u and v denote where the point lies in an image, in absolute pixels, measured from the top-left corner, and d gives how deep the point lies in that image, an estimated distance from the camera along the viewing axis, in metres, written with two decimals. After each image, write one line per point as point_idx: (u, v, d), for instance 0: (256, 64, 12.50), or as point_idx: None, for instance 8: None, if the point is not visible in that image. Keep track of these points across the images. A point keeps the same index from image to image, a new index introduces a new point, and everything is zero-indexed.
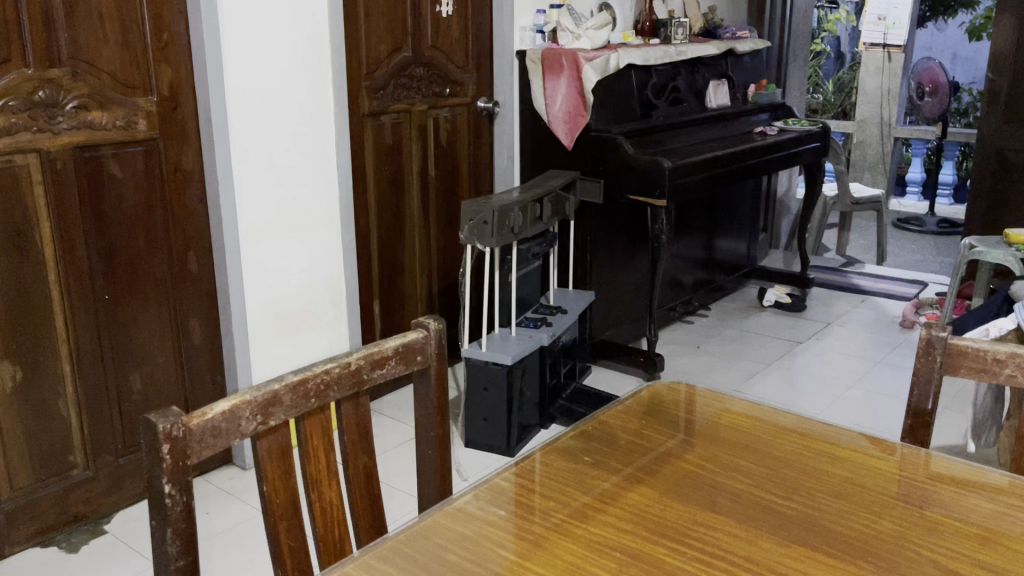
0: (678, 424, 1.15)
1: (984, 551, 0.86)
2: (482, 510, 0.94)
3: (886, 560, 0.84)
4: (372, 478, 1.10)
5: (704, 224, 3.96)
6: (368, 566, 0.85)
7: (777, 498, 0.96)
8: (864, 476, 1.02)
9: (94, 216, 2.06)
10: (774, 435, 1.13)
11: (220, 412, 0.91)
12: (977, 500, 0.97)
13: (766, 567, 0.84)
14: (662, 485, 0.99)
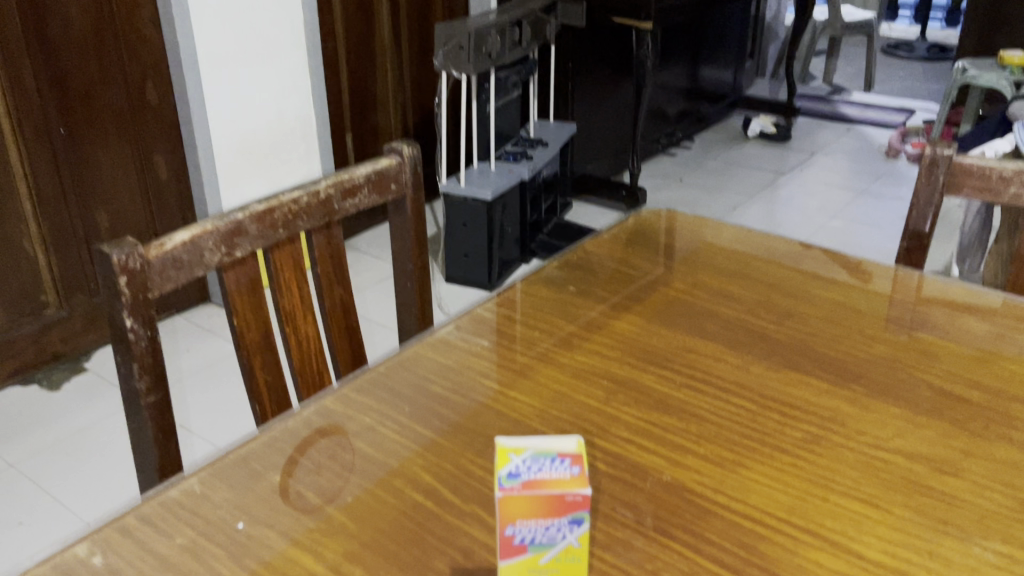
0: (666, 252, 1.10)
1: (979, 370, 0.84)
2: (465, 341, 0.91)
3: (880, 382, 0.82)
4: (349, 312, 1.05)
5: (690, 50, 3.79)
6: (347, 398, 0.82)
7: (768, 323, 0.93)
8: (857, 301, 0.99)
9: (39, 41, 1.90)
10: (765, 261, 1.09)
11: (180, 242, 0.85)
12: (972, 321, 0.94)
13: (757, 392, 0.81)
14: (651, 313, 0.95)
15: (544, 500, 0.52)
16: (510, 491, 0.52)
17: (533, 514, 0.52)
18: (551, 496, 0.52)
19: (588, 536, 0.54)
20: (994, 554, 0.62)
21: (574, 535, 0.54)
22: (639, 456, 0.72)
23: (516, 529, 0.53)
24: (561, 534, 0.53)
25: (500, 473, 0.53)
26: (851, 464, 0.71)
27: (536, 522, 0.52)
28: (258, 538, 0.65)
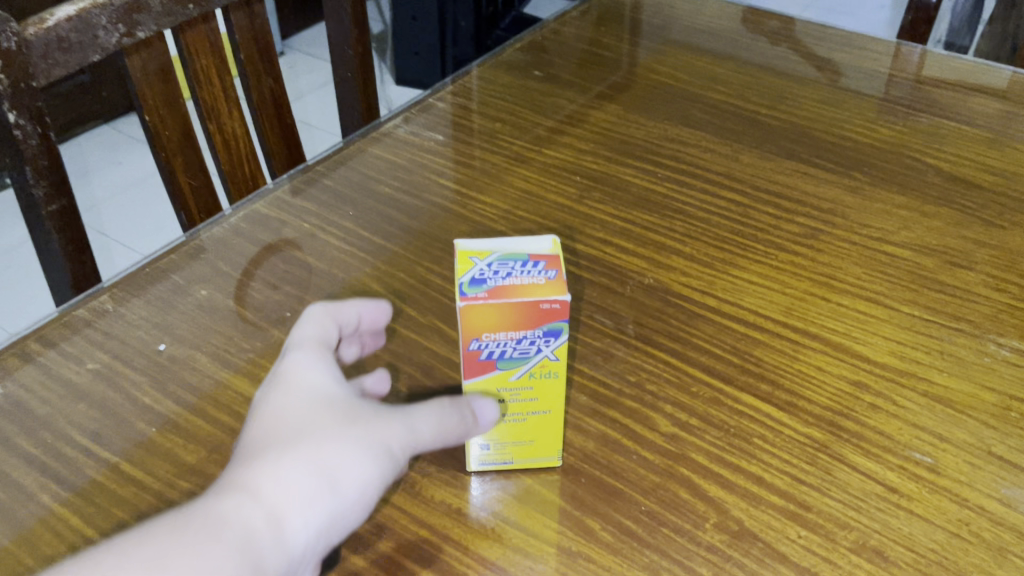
0: (642, 31, 0.97)
1: (991, 155, 0.75)
2: (416, 136, 0.79)
3: (884, 171, 0.73)
4: (282, 106, 0.92)
5: None
6: (282, 202, 0.71)
7: (759, 108, 0.83)
8: (854, 81, 0.88)
9: None
10: (754, 39, 0.96)
11: (65, 17, 0.70)
12: (982, 101, 0.84)
13: (748, 184, 0.72)
14: (627, 101, 0.84)
15: (517, 308, 0.43)
16: (473, 299, 0.43)
17: (501, 324, 0.44)
18: (523, 303, 0.43)
19: (567, 350, 0.46)
20: (1010, 352, 0.56)
21: (550, 349, 0.45)
22: (617, 258, 0.64)
23: (481, 341, 0.44)
24: (534, 348, 0.45)
25: (459, 279, 0.44)
26: (854, 260, 0.64)
27: (504, 334, 0.44)
28: (183, 360, 0.57)
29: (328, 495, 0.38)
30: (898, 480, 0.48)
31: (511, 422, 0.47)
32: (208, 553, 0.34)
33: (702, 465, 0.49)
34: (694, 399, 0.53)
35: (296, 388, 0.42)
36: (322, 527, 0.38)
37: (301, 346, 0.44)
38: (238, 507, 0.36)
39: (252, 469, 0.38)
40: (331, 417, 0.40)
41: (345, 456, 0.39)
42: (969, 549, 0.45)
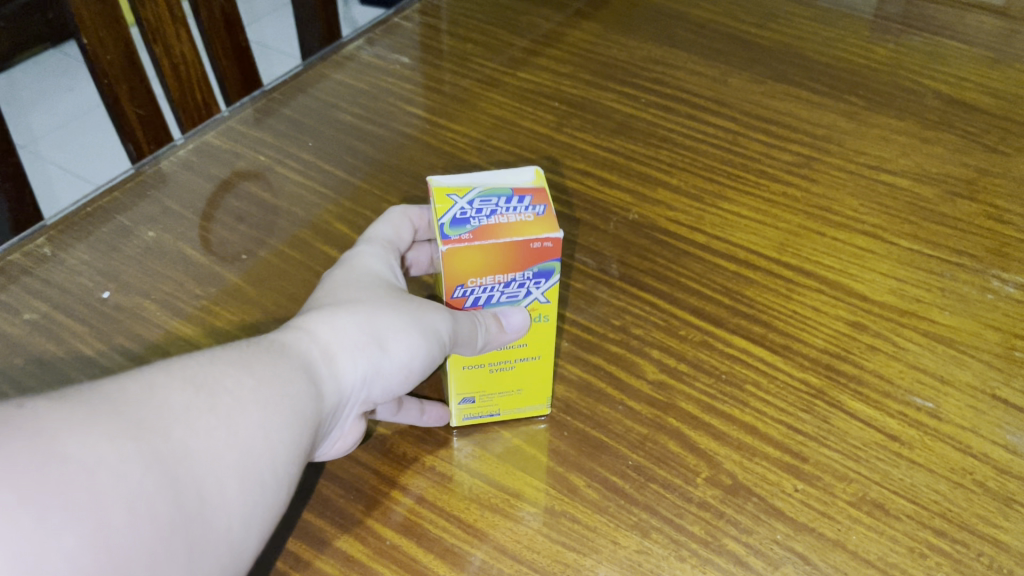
0: None
1: (993, 76, 0.71)
2: (380, 59, 0.73)
3: (881, 95, 0.69)
4: (234, 26, 0.85)
5: None
6: (236, 133, 0.65)
7: (748, 27, 0.77)
8: None
9: None
10: None
11: None
12: (981, 17, 0.80)
13: (738, 109, 0.67)
14: (607, 19, 0.78)
15: (505, 251, 0.40)
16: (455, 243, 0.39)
17: (488, 269, 0.41)
18: (513, 245, 0.40)
19: (559, 291, 0.43)
20: (1014, 288, 0.53)
21: (542, 291, 0.43)
22: (599, 192, 0.60)
23: (466, 287, 0.42)
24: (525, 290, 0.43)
25: (440, 220, 0.41)
26: (851, 190, 0.60)
27: (491, 278, 0.42)
28: (130, 309, 0.52)
29: (381, 351, 0.40)
30: (898, 428, 0.45)
31: (499, 370, 0.45)
32: (281, 360, 0.36)
33: (691, 414, 0.46)
34: (683, 344, 0.49)
35: (363, 264, 0.44)
36: (373, 378, 0.40)
37: (369, 239, 0.47)
38: (307, 335, 0.38)
39: (321, 311, 0.40)
40: (388, 291, 0.42)
41: (401, 317, 0.41)
42: (974, 500, 0.42)
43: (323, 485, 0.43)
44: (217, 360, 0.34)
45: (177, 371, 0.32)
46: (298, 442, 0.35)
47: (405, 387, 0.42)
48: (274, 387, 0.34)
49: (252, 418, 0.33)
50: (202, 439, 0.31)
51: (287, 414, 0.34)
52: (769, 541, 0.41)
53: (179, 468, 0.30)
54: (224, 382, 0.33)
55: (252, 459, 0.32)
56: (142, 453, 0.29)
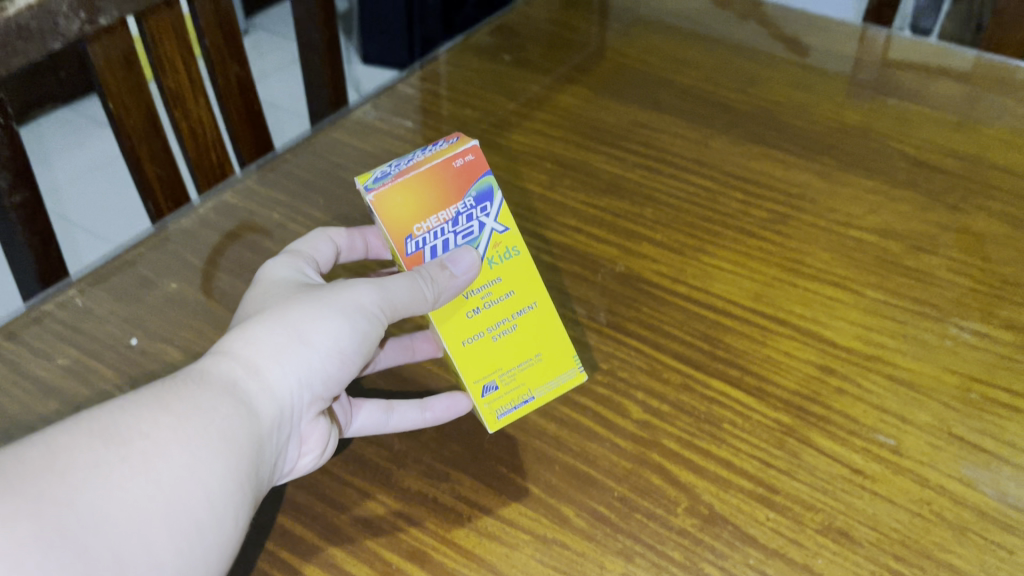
0: (609, 12, 0.97)
1: (956, 139, 0.76)
2: (385, 123, 0.79)
3: (850, 155, 0.74)
4: (248, 92, 0.91)
5: None
6: (251, 192, 0.70)
7: (728, 92, 0.83)
8: (823, 62, 0.89)
9: None
10: (722, 21, 0.96)
11: (25, 6, 0.68)
12: (946, 84, 0.85)
13: (717, 169, 0.72)
14: (597, 85, 0.84)
15: (432, 180, 0.48)
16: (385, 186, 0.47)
17: (427, 207, 0.48)
18: (436, 168, 0.48)
19: (500, 213, 0.51)
20: (971, 335, 0.57)
21: (493, 219, 0.51)
22: (588, 246, 0.64)
23: (416, 237, 0.49)
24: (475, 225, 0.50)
25: (365, 183, 0.48)
26: (821, 244, 0.65)
27: (436, 219, 0.49)
28: (155, 354, 0.56)
29: (306, 346, 0.45)
30: (862, 462, 0.49)
31: (500, 335, 0.52)
32: (200, 394, 0.40)
33: (673, 451, 0.50)
34: (666, 386, 0.54)
35: (275, 282, 0.49)
36: (304, 376, 0.45)
37: (286, 257, 0.52)
38: (226, 361, 0.43)
39: (238, 335, 0.45)
40: (301, 292, 0.48)
41: (314, 313, 0.46)
42: (930, 529, 0.46)
43: (334, 515, 0.47)
44: (130, 408, 0.38)
45: (84, 433, 0.36)
46: (227, 465, 0.39)
47: (347, 369, 0.47)
48: (191, 424, 0.39)
49: (171, 456, 0.37)
50: (118, 493, 0.35)
51: (210, 443, 0.39)
52: (742, 565, 0.44)
53: (94, 526, 0.34)
54: (138, 427, 0.37)
55: (178, 491, 0.37)
56: (47, 526, 0.33)
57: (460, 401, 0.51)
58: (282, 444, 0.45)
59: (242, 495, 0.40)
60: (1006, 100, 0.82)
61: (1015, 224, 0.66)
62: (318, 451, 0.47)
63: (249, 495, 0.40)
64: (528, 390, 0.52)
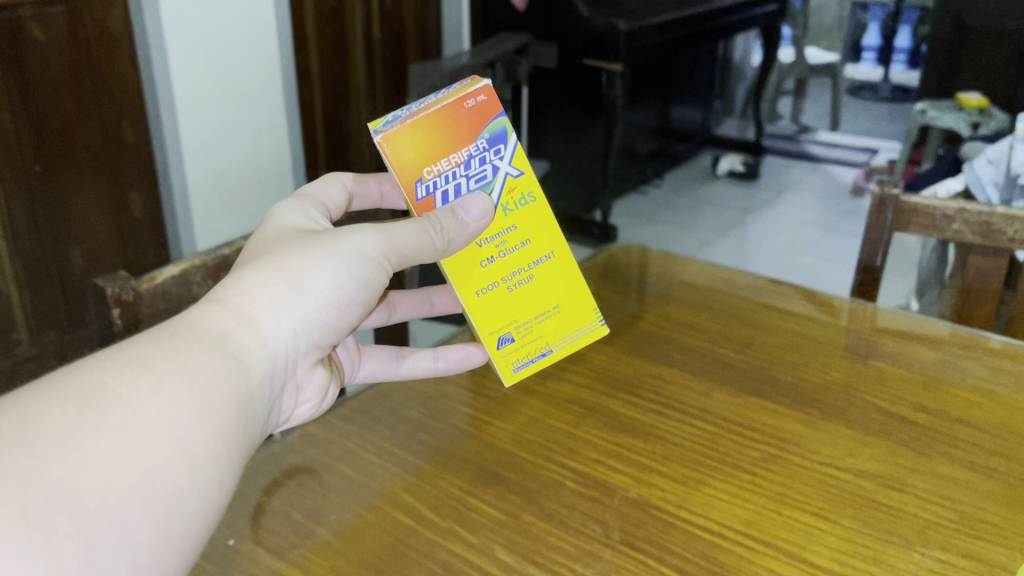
0: (634, 285, 1.16)
1: (925, 395, 0.89)
2: (442, 369, 0.96)
3: (831, 407, 0.87)
4: None
5: (659, 89, 3.83)
6: (329, 424, 0.86)
7: (730, 352, 0.98)
8: (811, 326, 1.05)
9: (20, 84, 1.98)
10: (723, 288, 1.15)
11: (170, 275, 0.88)
12: (921, 349, 0.99)
13: (718, 416, 0.86)
14: (623, 346, 1.00)
15: (442, 126, 0.74)
16: (394, 129, 0.73)
17: (437, 157, 0.74)
18: (446, 109, 0.74)
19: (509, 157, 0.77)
20: (934, 561, 0.67)
21: (508, 163, 0.77)
22: (608, 475, 0.77)
23: (426, 182, 0.74)
24: (480, 168, 0.76)
25: (378, 127, 0.73)
26: (805, 480, 0.76)
27: (447, 162, 0.75)
28: (247, 553, 0.69)
29: (298, 292, 0.62)
30: None
31: (514, 285, 0.78)
32: (187, 352, 0.54)
33: None
34: None
35: (272, 240, 0.67)
36: (294, 317, 0.62)
37: (279, 211, 0.71)
38: (218, 317, 0.58)
39: (232, 289, 0.60)
40: (297, 242, 0.65)
41: (311, 262, 0.64)
42: None
43: None
44: (108, 376, 0.50)
45: (60, 400, 0.47)
46: (198, 426, 0.52)
47: (344, 302, 0.66)
48: (164, 391, 0.51)
49: (142, 425, 0.49)
50: (91, 467, 0.46)
51: (181, 407, 0.51)
52: None
53: (63, 502, 0.44)
54: (116, 394, 0.49)
55: (148, 457, 0.48)
56: (15, 508, 0.42)
57: (467, 354, 0.88)
58: (279, 364, 0.61)
59: (213, 453, 0.52)
60: (971, 362, 0.96)
61: (974, 469, 0.77)
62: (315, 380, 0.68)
63: (223, 449, 0.53)
64: (541, 345, 0.80)
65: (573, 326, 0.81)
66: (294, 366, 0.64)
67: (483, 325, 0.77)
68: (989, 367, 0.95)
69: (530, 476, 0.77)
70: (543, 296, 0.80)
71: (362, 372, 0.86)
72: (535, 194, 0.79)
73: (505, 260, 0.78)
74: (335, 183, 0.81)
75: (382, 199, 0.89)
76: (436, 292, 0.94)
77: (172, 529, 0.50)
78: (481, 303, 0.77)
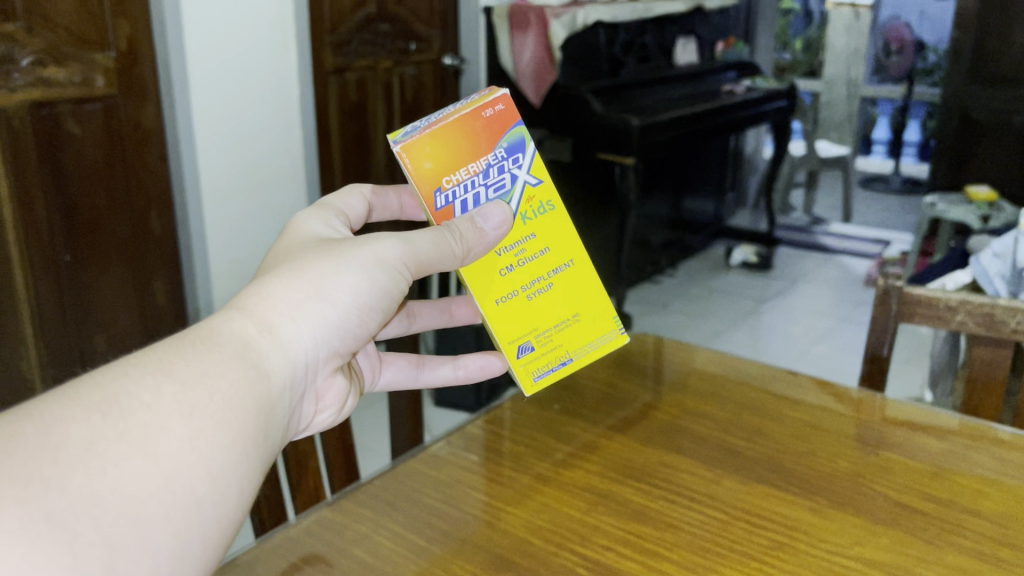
0: (647, 374, 1.18)
1: (933, 485, 0.90)
2: (455, 456, 0.98)
3: (839, 495, 0.88)
4: (345, 430, 1.14)
5: (672, 182, 3.93)
6: (345, 509, 0.88)
7: (740, 441, 1.00)
8: (821, 415, 1.06)
9: (54, 175, 2.11)
10: (733, 377, 1.17)
11: None
12: (929, 439, 1.00)
13: (728, 504, 0.87)
14: (638, 436, 1.01)
15: (462, 135, 0.75)
16: (412, 139, 0.74)
17: (456, 165, 0.75)
18: (465, 117, 0.75)
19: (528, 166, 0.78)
20: None
21: (527, 171, 0.78)
22: (616, 561, 0.78)
23: (444, 192, 0.75)
24: (499, 177, 0.77)
25: (395, 137, 0.75)
26: (811, 568, 0.77)
27: (466, 171, 0.75)
28: None
29: (319, 299, 0.60)
30: None
31: (533, 293, 0.79)
32: (208, 359, 0.52)
33: None
34: None
35: (293, 249, 0.65)
36: (316, 324, 0.60)
37: (299, 221, 0.70)
38: (239, 324, 0.55)
39: (253, 296, 0.58)
40: (317, 252, 0.63)
41: (333, 269, 0.62)
42: None
43: None
44: (131, 383, 0.47)
45: (84, 407, 0.45)
46: (220, 434, 0.49)
47: (366, 311, 0.64)
48: (186, 399, 0.49)
49: (164, 432, 0.46)
50: (114, 474, 0.43)
51: (204, 414, 0.49)
52: None
53: (86, 508, 0.42)
54: (138, 401, 0.47)
55: (171, 466, 0.46)
56: (37, 513, 0.40)
57: (487, 361, 0.85)
58: (300, 372, 0.59)
59: (234, 461, 0.50)
60: (978, 452, 0.97)
61: (984, 560, 0.77)
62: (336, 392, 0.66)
63: (244, 457, 0.51)
64: (560, 354, 0.80)
65: (594, 335, 0.82)
66: (316, 375, 0.62)
67: (504, 333, 0.78)
68: (997, 458, 0.96)
69: (541, 562, 0.78)
70: (561, 304, 0.80)
71: (383, 380, 0.85)
72: (554, 202, 0.79)
73: (525, 269, 0.78)
74: (354, 194, 0.79)
75: (403, 211, 0.86)
76: (456, 302, 0.92)
77: (192, 538, 0.47)
78: (502, 310, 0.77)
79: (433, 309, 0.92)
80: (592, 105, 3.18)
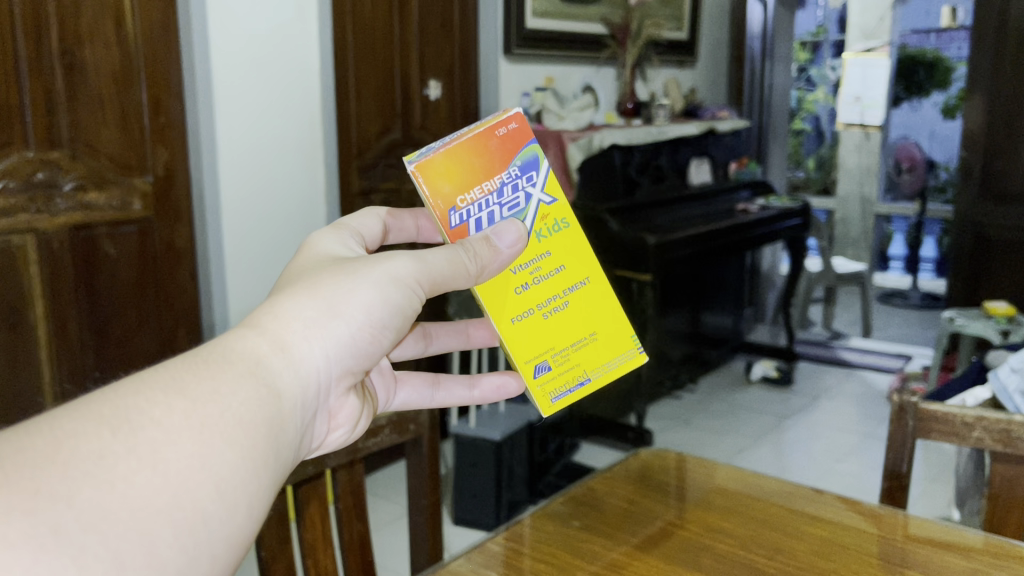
0: (670, 491, 1.18)
1: None
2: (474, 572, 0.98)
3: None
4: (366, 546, 1.14)
5: (691, 299, 3.98)
6: None
7: (759, 557, 1.00)
8: (844, 533, 1.06)
9: (87, 293, 2.20)
10: (752, 491, 1.18)
11: None
12: (953, 558, 1.00)
13: None
14: (663, 555, 1.01)
15: (476, 153, 0.78)
16: (428, 158, 0.78)
17: (469, 182, 0.78)
18: (480, 134, 0.79)
19: (540, 183, 0.80)
20: None
21: (541, 188, 0.81)
22: None
23: (460, 211, 0.78)
24: (513, 196, 0.80)
25: (410, 155, 0.78)
26: None
27: (481, 189, 0.79)
28: None
29: (333, 317, 0.59)
30: None
31: (550, 312, 0.82)
32: (220, 376, 0.50)
33: None
34: None
35: (302, 271, 0.64)
36: (328, 341, 0.58)
37: (311, 244, 0.69)
38: (251, 342, 0.54)
39: (265, 316, 0.56)
40: (330, 269, 0.62)
41: (347, 288, 0.61)
42: None
43: None
44: (141, 398, 0.45)
45: (94, 422, 0.43)
46: (230, 451, 0.47)
47: (383, 330, 0.63)
48: (197, 416, 0.46)
49: (174, 449, 0.44)
50: (122, 488, 0.42)
51: (218, 432, 0.47)
52: None
53: (93, 523, 0.40)
54: (150, 415, 0.45)
55: (181, 483, 0.44)
56: (43, 527, 0.39)
57: (505, 380, 0.86)
58: (315, 390, 0.58)
59: (244, 479, 0.48)
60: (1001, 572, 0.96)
61: None
62: (348, 418, 0.65)
63: (256, 476, 0.49)
64: (579, 374, 0.83)
65: (611, 354, 0.85)
66: (331, 392, 0.61)
67: (521, 353, 0.81)
68: None
69: None
70: (578, 321, 0.83)
71: (399, 401, 0.84)
72: (569, 219, 0.82)
73: (540, 287, 0.81)
74: (370, 215, 0.81)
75: (419, 234, 0.89)
76: (474, 325, 0.92)
77: (201, 558, 0.45)
78: (517, 329, 0.80)
79: (451, 332, 0.92)
80: (609, 224, 3.26)
